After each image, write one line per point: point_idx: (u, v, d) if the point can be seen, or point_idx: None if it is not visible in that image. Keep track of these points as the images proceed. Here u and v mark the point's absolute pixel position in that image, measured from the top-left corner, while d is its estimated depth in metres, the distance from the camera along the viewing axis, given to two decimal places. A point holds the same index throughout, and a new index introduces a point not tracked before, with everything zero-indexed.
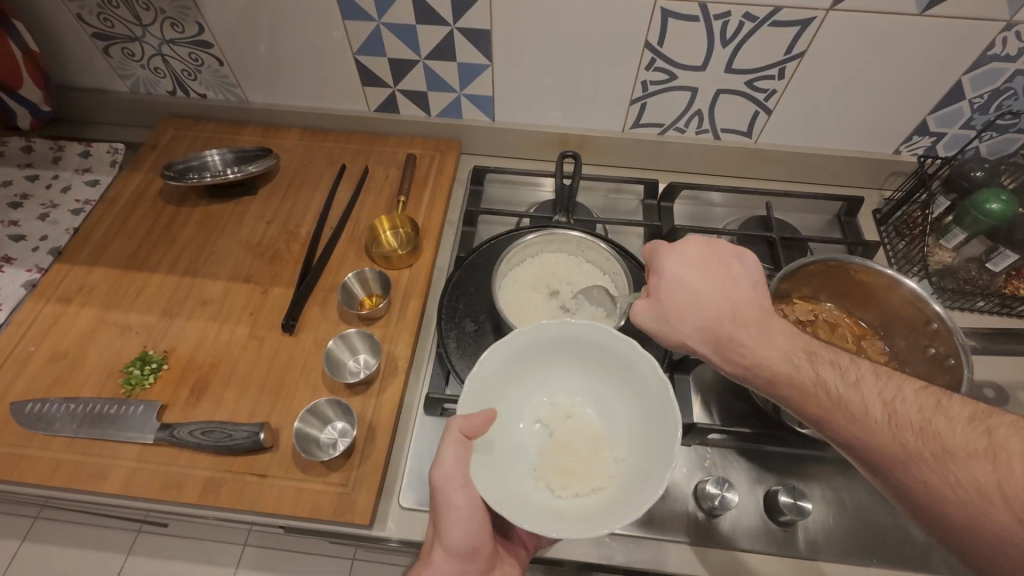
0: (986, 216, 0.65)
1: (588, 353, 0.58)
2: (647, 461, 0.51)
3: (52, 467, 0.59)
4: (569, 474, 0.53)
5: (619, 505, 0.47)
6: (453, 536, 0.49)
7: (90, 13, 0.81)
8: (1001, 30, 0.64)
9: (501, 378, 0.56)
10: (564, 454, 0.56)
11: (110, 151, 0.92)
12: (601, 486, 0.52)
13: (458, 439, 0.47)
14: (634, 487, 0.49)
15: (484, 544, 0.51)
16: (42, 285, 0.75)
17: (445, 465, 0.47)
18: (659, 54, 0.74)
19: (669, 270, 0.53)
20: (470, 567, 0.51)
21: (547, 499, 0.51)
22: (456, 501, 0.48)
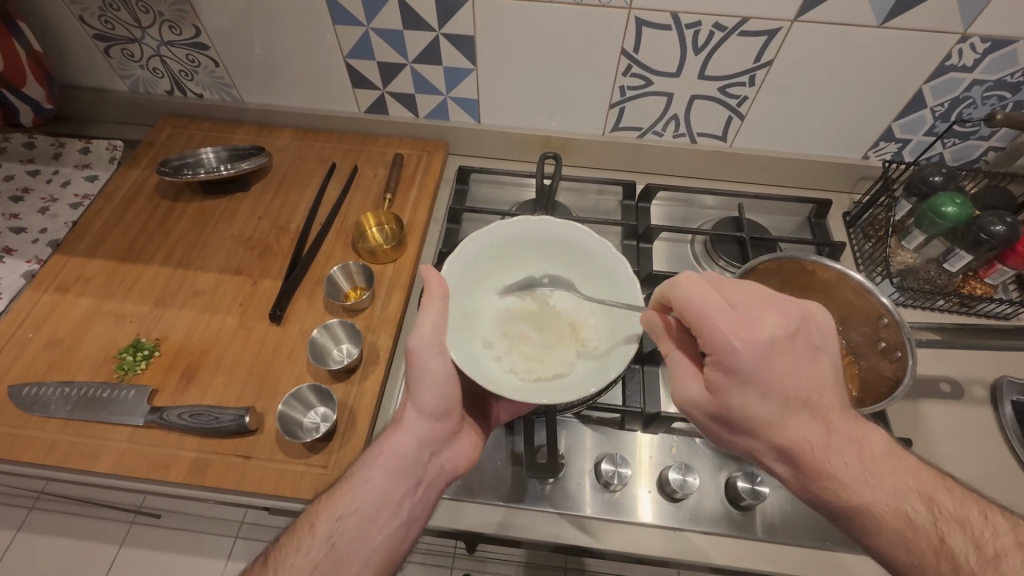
0: (942, 219, 0.68)
1: (568, 249, 0.65)
2: (607, 351, 0.57)
3: (47, 446, 0.62)
4: (532, 360, 0.59)
5: (583, 381, 0.55)
6: (426, 398, 0.55)
7: (91, 15, 0.84)
8: (957, 41, 0.68)
9: (483, 265, 0.64)
10: (533, 340, 0.61)
11: (109, 148, 0.95)
12: (563, 370, 0.58)
13: (436, 301, 0.54)
14: (592, 371, 0.56)
15: (457, 408, 0.57)
16: (40, 275, 0.78)
17: (423, 331, 0.53)
18: (635, 60, 0.77)
19: (734, 322, 0.47)
20: (442, 427, 0.56)
21: (513, 378, 0.56)
22: (432, 366, 0.54)
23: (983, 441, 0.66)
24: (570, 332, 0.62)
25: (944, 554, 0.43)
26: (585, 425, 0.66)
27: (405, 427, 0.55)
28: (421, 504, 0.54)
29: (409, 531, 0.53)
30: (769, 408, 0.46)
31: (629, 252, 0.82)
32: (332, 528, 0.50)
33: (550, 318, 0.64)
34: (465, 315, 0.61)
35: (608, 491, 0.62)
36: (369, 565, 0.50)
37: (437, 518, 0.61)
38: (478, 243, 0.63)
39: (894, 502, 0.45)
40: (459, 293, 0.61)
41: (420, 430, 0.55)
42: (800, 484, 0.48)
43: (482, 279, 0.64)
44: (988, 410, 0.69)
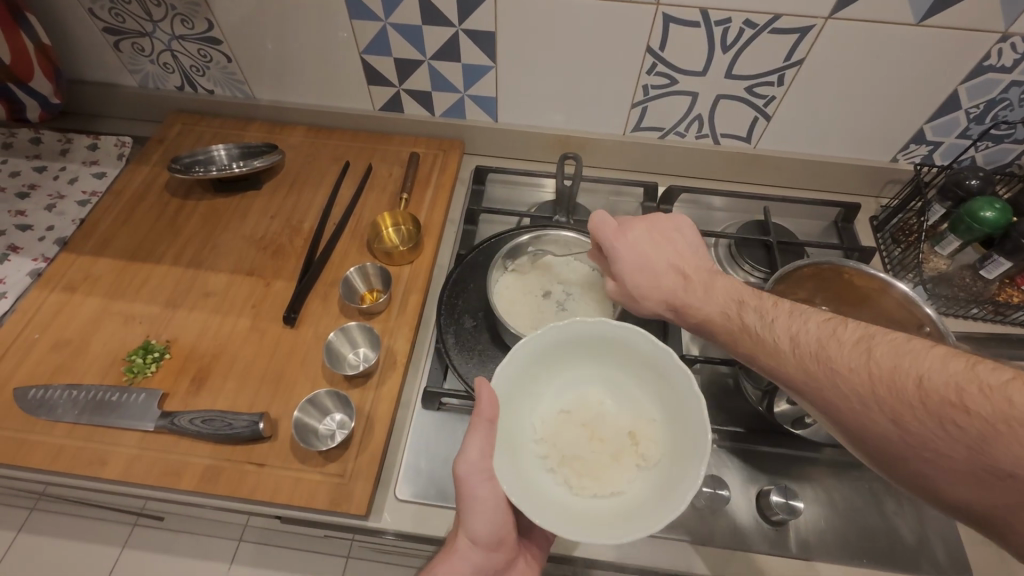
0: (981, 224, 0.66)
1: (642, 364, 0.57)
2: (673, 466, 0.50)
3: (53, 452, 0.60)
4: (587, 474, 0.53)
5: (644, 508, 0.48)
6: (478, 525, 0.51)
7: (101, 8, 0.82)
8: (997, 41, 0.65)
9: (541, 359, 0.57)
10: (590, 450, 0.56)
11: (118, 144, 0.93)
12: (620, 490, 0.52)
13: (486, 425, 0.49)
14: (652, 497, 0.49)
15: (509, 533, 0.53)
16: (47, 274, 0.76)
17: (471, 457, 0.48)
18: (660, 58, 0.75)
19: (631, 250, 0.61)
20: (497, 556, 0.52)
21: (565, 497, 0.51)
22: (482, 493, 0.50)
23: None
24: (630, 445, 0.56)
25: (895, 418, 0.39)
26: None
27: (459, 553, 0.51)
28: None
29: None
30: (716, 309, 0.55)
31: None
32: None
33: (612, 428, 0.58)
34: (516, 417, 0.55)
35: None
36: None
37: None
38: (538, 343, 0.55)
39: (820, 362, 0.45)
40: (511, 397, 0.55)
41: (473, 557, 0.51)
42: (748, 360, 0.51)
43: (534, 380, 0.58)
44: None
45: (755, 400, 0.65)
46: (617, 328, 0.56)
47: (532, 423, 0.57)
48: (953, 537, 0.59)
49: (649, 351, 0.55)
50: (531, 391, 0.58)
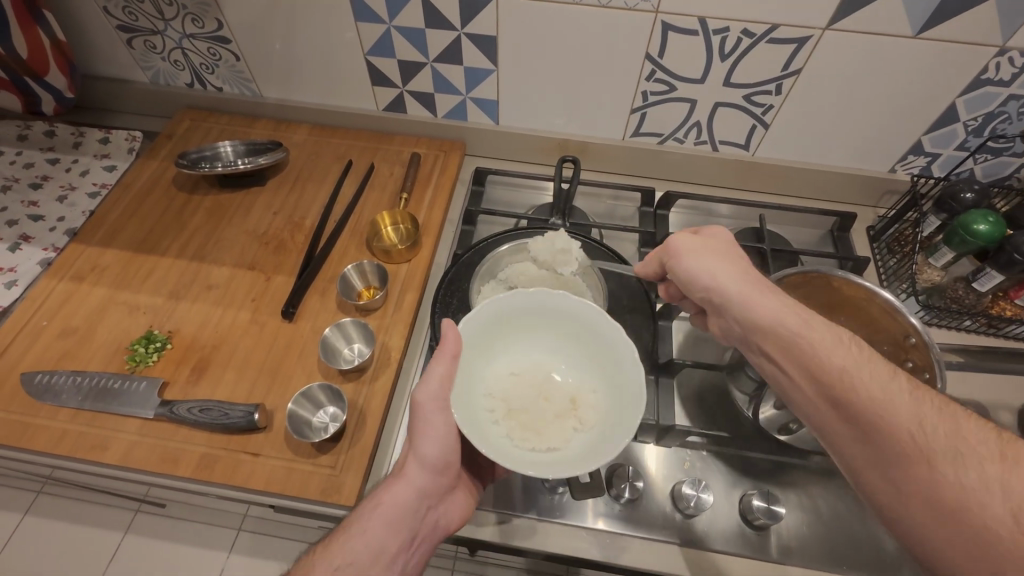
0: (973, 237, 0.65)
1: (587, 335, 0.61)
2: (611, 425, 0.53)
3: (57, 435, 0.62)
4: (529, 429, 0.56)
5: (581, 456, 0.51)
6: (427, 447, 0.52)
7: (115, 6, 0.84)
8: (994, 55, 0.66)
9: (498, 323, 0.61)
10: (535, 409, 0.59)
11: (128, 138, 0.95)
12: (560, 446, 0.54)
13: (450, 360, 0.53)
14: (589, 449, 0.52)
15: (455, 461, 0.54)
16: (57, 264, 0.78)
17: (431, 387, 0.52)
18: (659, 65, 0.76)
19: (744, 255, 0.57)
20: (440, 481, 0.53)
21: (505, 444, 0.53)
22: (434, 421, 0.52)
23: None
24: (572, 409, 0.58)
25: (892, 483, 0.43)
26: None
27: (405, 477, 0.52)
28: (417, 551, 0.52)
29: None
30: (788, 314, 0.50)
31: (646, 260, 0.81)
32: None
33: (556, 394, 0.61)
34: (471, 373, 0.59)
35: (617, 504, 0.60)
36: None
37: None
38: (499, 305, 0.59)
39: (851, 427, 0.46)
40: (471, 349, 0.58)
41: (420, 481, 0.52)
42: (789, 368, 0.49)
43: (492, 341, 0.61)
44: None
45: (744, 403, 0.64)
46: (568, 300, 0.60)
47: (484, 382, 0.60)
48: None
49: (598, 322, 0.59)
50: (488, 353, 0.62)
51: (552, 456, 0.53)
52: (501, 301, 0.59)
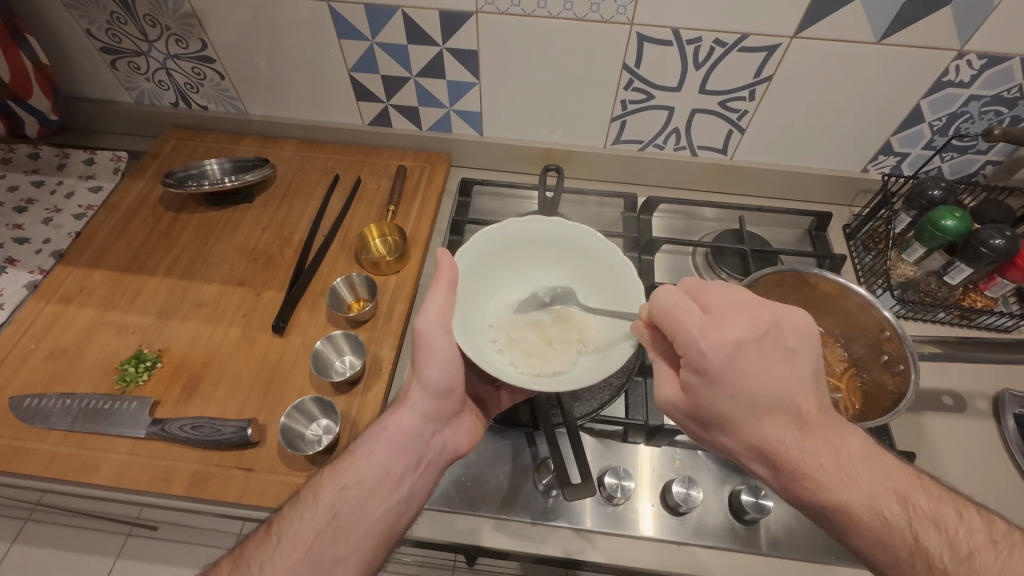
0: (943, 232, 0.68)
1: (580, 259, 0.65)
2: (611, 341, 0.58)
3: (47, 459, 0.62)
4: (533, 356, 0.59)
5: (584, 374, 0.55)
6: (430, 373, 0.56)
7: (98, 29, 0.85)
8: (953, 58, 0.69)
9: (496, 252, 0.65)
10: (534, 339, 0.62)
11: (114, 159, 0.96)
12: (566, 364, 0.58)
13: (444, 289, 0.55)
14: (593, 365, 0.56)
15: (460, 387, 0.58)
16: (43, 286, 0.78)
17: (431, 314, 0.55)
18: (636, 75, 0.78)
19: (718, 347, 0.47)
20: (446, 405, 0.57)
21: (510, 369, 0.57)
22: (438, 345, 0.55)
23: (985, 453, 0.66)
24: (574, 332, 0.62)
25: (919, 554, 0.43)
26: (587, 439, 0.66)
27: (409, 403, 0.56)
28: (422, 480, 0.55)
29: (409, 508, 0.54)
30: (740, 408, 0.47)
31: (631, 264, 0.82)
32: (335, 497, 0.52)
33: (555, 316, 0.64)
34: (471, 303, 0.62)
35: (611, 505, 0.61)
36: (368, 536, 0.51)
37: (438, 531, 0.60)
38: (494, 234, 0.64)
39: (870, 502, 0.45)
40: (470, 281, 0.62)
41: (423, 406, 0.56)
42: (780, 484, 0.48)
43: (488, 276, 0.65)
44: (990, 423, 0.69)
45: None
46: (565, 227, 0.65)
47: (484, 313, 0.64)
48: None
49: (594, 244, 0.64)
50: (485, 285, 0.65)
51: (557, 376, 0.56)
52: (495, 233, 0.64)
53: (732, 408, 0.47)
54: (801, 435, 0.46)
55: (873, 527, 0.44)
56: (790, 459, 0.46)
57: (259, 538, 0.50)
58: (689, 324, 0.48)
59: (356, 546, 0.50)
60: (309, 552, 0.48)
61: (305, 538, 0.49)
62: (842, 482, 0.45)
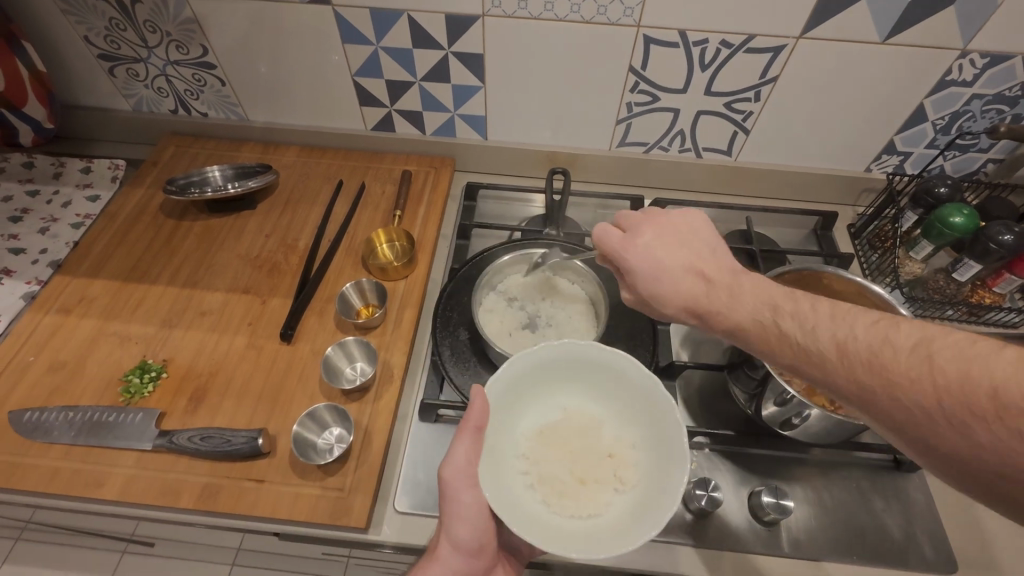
0: (950, 229, 0.69)
1: (625, 386, 0.59)
2: (653, 495, 0.51)
3: (50, 474, 0.60)
4: (567, 493, 0.54)
5: (617, 527, 0.50)
6: (460, 532, 0.51)
7: (97, 35, 0.84)
8: (957, 57, 0.69)
9: (531, 375, 0.59)
10: (570, 472, 0.57)
11: (112, 167, 0.94)
12: (598, 512, 0.53)
13: (473, 434, 0.51)
14: (630, 517, 0.51)
15: (490, 541, 0.54)
16: (42, 297, 0.76)
17: (457, 462, 0.50)
18: (642, 77, 0.78)
19: (641, 247, 0.55)
20: (476, 563, 0.53)
21: (541, 511, 0.52)
22: (465, 499, 0.51)
23: None
24: (611, 471, 0.56)
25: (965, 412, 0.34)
26: None
27: (439, 558, 0.51)
28: None
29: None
30: (678, 292, 0.53)
31: None
32: None
33: (596, 451, 0.58)
34: (500, 433, 0.57)
35: None
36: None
37: None
38: (535, 356, 0.58)
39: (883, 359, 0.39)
40: (502, 415, 0.57)
41: (448, 548, 0.52)
42: (778, 348, 0.46)
43: (525, 394, 0.60)
44: None
45: (743, 402, 0.65)
46: (616, 356, 0.58)
47: (515, 436, 0.59)
48: (940, 532, 0.60)
49: (655, 414, 0.56)
50: (520, 401, 0.60)
51: (590, 523, 0.52)
52: (534, 355, 0.58)
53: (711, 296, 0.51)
54: (815, 314, 0.44)
55: (858, 362, 0.40)
56: (773, 325, 0.46)
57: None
58: (618, 239, 0.56)
59: None
60: None
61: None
62: (824, 329, 0.43)
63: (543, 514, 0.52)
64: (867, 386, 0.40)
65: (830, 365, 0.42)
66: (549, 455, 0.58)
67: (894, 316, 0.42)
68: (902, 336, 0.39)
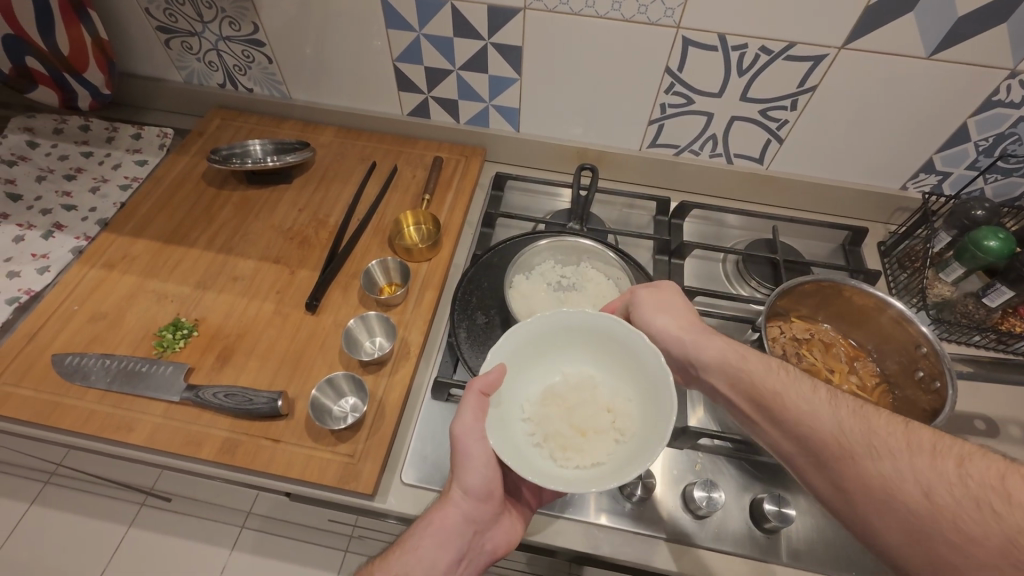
0: (985, 252, 0.67)
1: (617, 347, 0.59)
2: (648, 439, 0.52)
3: (85, 415, 0.64)
4: (571, 448, 0.55)
5: (621, 467, 0.50)
6: (471, 479, 0.53)
7: (156, 8, 0.88)
8: (1005, 77, 0.68)
9: (529, 343, 0.60)
10: (572, 431, 0.57)
11: (160, 135, 0.99)
12: (600, 460, 0.53)
13: (477, 397, 0.52)
14: (632, 456, 0.51)
15: (498, 488, 0.55)
16: (89, 251, 0.81)
17: (465, 419, 0.52)
18: (678, 79, 0.78)
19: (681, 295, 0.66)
20: (485, 508, 0.54)
21: (549, 466, 0.52)
22: (474, 451, 0.52)
23: None
24: (609, 423, 0.57)
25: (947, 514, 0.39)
26: None
27: (451, 502, 0.53)
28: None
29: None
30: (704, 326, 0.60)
31: (661, 266, 0.82)
32: None
33: (594, 407, 0.59)
34: (505, 395, 0.57)
35: (628, 502, 0.61)
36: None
37: None
38: (532, 325, 0.58)
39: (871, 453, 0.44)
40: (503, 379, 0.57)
41: (463, 508, 0.54)
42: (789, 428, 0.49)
43: (526, 361, 0.60)
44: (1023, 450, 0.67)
45: None
46: (601, 317, 0.58)
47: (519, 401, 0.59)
48: None
49: (645, 367, 0.56)
50: (522, 367, 0.60)
51: (597, 469, 0.52)
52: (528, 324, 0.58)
53: (772, 377, 0.52)
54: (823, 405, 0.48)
55: (934, 481, 0.41)
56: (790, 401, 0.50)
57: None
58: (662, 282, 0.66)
59: None
60: None
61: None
62: (896, 444, 0.43)
63: (548, 465, 0.52)
64: (938, 508, 0.40)
65: (899, 484, 0.42)
66: (550, 413, 0.58)
67: (920, 443, 0.43)
68: (931, 463, 0.42)
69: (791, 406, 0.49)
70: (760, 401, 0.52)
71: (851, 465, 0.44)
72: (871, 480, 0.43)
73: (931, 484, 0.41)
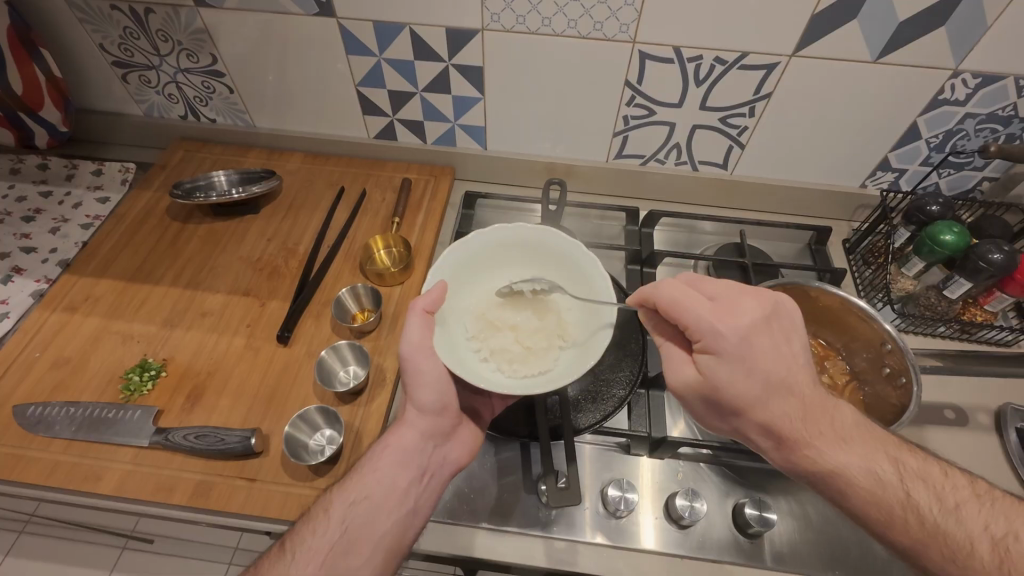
0: (941, 247, 0.69)
1: (547, 258, 0.67)
2: (590, 343, 0.60)
3: (50, 467, 0.62)
4: (517, 360, 0.62)
5: (568, 370, 0.58)
6: (423, 395, 0.58)
7: (111, 43, 0.86)
8: (949, 77, 0.70)
9: (464, 266, 0.66)
10: (516, 344, 0.64)
11: (122, 171, 0.97)
12: (547, 366, 0.61)
13: (421, 315, 0.57)
14: (576, 359, 0.59)
15: (452, 403, 0.60)
16: (49, 296, 0.78)
17: (414, 338, 0.57)
18: (638, 91, 0.80)
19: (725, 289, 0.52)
20: (441, 422, 0.59)
21: (502, 377, 0.59)
22: (423, 368, 0.57)
23: (987, 469, 0.66)
24: (554, 331, 0.64)
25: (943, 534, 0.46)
26: (588, 450, 0.67)
27: (407, 422, 0.59)
28: (425, 494, 0.56)
29: (415, 509, 0.55)
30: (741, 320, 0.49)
31: (633, 277, 0.83)
32: (345, 512, 0.53)
33: (533, 321, 0.66)
34: (450, 318, 0.63)
35: (613, 517, 0.61)
36: (378, 550, 0.53)
37: (440, 544, 0.60)
38: (464, 247, 0.65)
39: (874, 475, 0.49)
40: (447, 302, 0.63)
41: None
42: (782, 457, 0.51)
43: (466, 283, 0.67)
44: (991, 437, 0.69)
45: None
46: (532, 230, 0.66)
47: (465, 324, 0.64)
48: None
49: (576, 272, 0.65)
50: (462, 291, 0.66)
51: (546, 376, 0.59)
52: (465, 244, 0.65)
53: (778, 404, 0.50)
54: (830, 433, 0.50)
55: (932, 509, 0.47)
56: (797, 433, 0.49)
57: (273, 557, 0.52)
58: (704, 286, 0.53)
59: (368, 558, 0.52)
60: (324, 566, 0.50)
61: (320, 555, 0.51)
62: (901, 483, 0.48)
63: (500, 379, 0.59)
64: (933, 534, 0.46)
65: (918, 515, 0.47)
66: (494, 330, 0.65)
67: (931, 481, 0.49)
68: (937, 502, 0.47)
69: (804, 439, 0.50)
70: (773, 427, 0.50)
71: (867, 502, 0.48)
72: (874, 510, 0.48)
73: (927, 514, 0.47)
